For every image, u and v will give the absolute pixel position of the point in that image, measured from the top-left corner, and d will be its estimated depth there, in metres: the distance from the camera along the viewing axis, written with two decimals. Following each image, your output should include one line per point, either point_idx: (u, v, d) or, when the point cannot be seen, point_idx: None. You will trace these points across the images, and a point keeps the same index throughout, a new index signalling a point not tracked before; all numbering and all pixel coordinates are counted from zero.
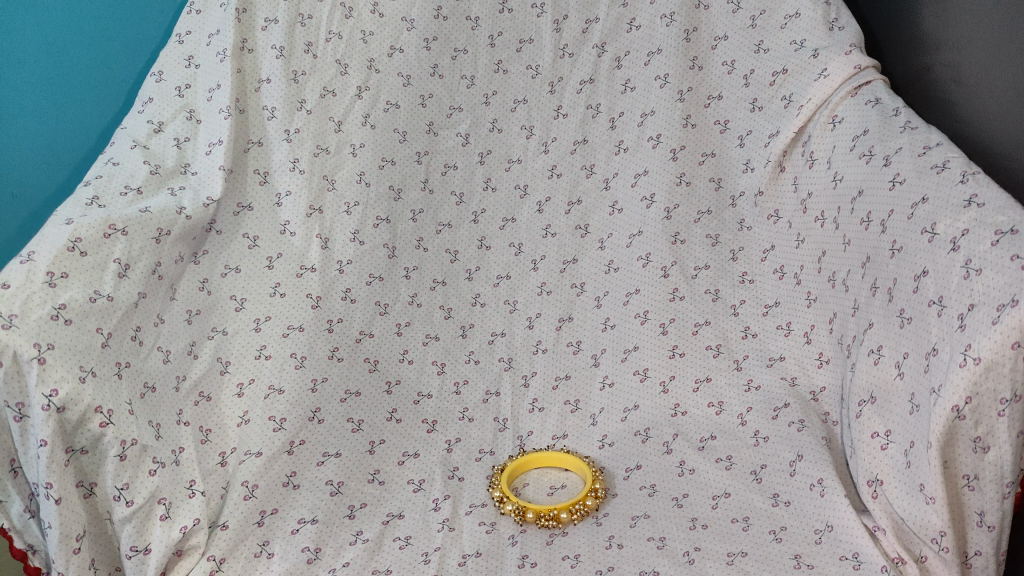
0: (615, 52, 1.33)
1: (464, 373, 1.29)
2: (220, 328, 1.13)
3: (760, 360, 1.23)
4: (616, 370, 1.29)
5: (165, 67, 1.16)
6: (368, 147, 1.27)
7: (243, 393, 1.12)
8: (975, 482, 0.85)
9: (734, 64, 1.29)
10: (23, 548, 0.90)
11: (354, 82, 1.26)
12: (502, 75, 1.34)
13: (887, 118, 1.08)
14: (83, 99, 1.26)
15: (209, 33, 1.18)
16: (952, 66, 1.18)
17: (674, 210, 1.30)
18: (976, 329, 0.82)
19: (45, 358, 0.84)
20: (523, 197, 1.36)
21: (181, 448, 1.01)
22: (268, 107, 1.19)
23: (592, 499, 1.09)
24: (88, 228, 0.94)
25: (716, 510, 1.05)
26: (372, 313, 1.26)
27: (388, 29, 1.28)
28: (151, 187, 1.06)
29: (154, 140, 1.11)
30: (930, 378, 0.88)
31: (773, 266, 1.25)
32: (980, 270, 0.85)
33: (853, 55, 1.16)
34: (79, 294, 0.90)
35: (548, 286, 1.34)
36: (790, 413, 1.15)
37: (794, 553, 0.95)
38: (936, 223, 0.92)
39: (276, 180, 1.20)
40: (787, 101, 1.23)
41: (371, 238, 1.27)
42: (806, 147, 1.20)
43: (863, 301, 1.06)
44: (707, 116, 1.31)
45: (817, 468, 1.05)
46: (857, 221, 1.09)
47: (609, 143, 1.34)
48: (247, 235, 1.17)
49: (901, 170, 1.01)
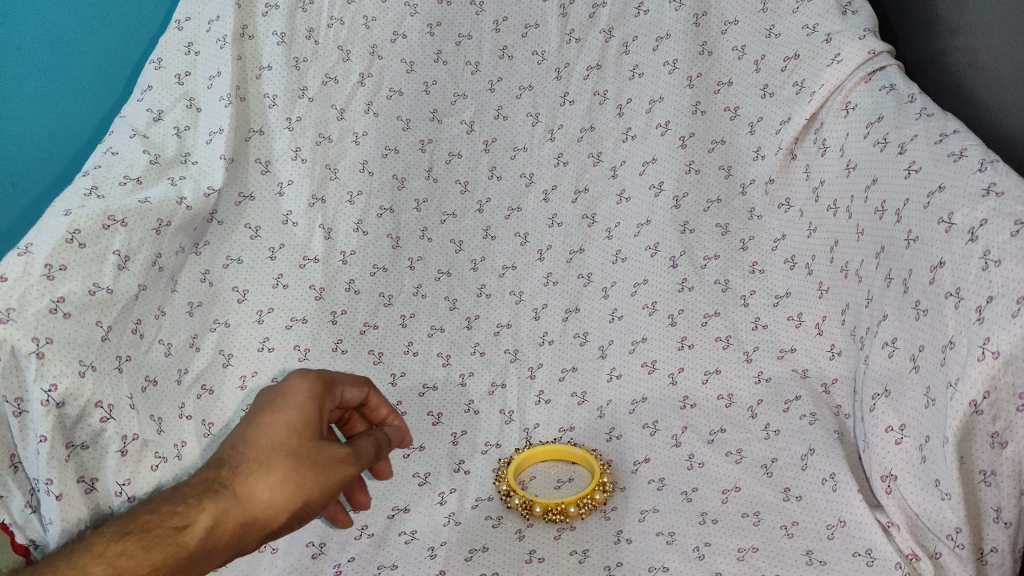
0: (622, 38, 1.29)
1: (469, 364, 1.27)
2: (222, 320, 1.12)
3: (770, 351, 1.21)
4: (624, 362, 1.27)
5: (164, 54, 1.12)
6: (371, 135, 1.25)
7: (245, 387, 1.12)
8: (992, 477, 0.83)
9: (744, 49, 1.25)
10: (23, 544, 0.86)
11: (357, 68, 1.24)
12: (507, 61, 1.31)
13: (901, 104, 1.04)
14: (83, 84, 1.24)
15: (209, 19, 1.14)
16: (967, 50, 1.15)
17: (683, 199, 1.28)
18: (994, 322, 0.80)
19: (43, 353, 0.83)
20: (528, 186, 1.34)
21: (183, 443, 1.01)
22: (269, 94, 1.17)
23: (600, 493, 1.07)
24: (86, 219, 0.92)
25: (726, 505, 1.03)
26: (375, 304, 1.24)
27: (391, 14, 1.25)
28: (151, 176, 1.04)
29: (154, 128, 1.09)
30: (946, 371, 0.86)
31: (783, 256, 1.22)
32: (999, 261, 0.82)
33: (866, 40, 1.12)
34: (78, 287, 0.89)
35: (555, 276, 1.32)
36: (801, 406, 1.13)
37: (806, 549, 0.94)
38: (952, 213, 0.90)
39: (277, 169, 1.19)
40: (798, 87, 1.19)
41: (374, 228, 1.25)
42: (818, 134, 1.16)
43: (877, 292, 1.03)
44: (717, 102, 1.28)
45: (829, 463, 1.03)
46: (870, 211, 1.05)
47: (616, 131, 1.32)
48: (249, 226, 1.16)
49: (917, 158, 0.98)
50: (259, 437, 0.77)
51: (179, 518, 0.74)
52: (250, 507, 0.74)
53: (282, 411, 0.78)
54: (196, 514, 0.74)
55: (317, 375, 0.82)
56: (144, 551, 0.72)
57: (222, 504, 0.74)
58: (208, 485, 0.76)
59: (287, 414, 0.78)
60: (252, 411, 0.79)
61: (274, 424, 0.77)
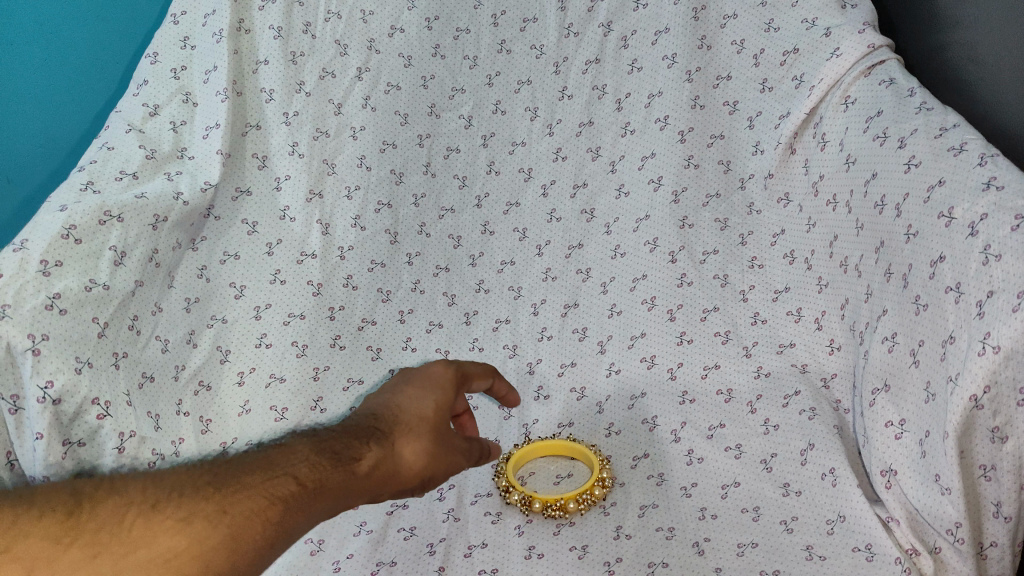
0: (621, 31, 1.28)
1: (467, 360, 1.27)
2: (219, 316, 1.12)
3: (769, 346, 1.21)
4: (623, 358, 1.27)
5: (160, 49, 1.11)
6: (369, 130, 1.25)
7: (243, 382, 1.11)
8: (992, 472, 0.83)
9: (744, 43, 1.24)
10: None
11: (354, 62, 1.23)
12: (505, 55, 1.30)
13: (901, 99, 1.04)
14: (78, 79, 1.23)
15: (205, 13, 1.13)
16: (968, 44, 1.14)
17: (682, 193, 1.28)
18: (995, 317, 0.79)
19: (39, 350, 0.84)
20: (527, 181, 1.33)
21: (181, 439, 1.02)
22: (266, 89, 1.17)
23: (599, 488, 1.07)
24: (82, 215, 0.92)
25: (725, 500, 1.04)
26: (374, 299, 1.24)
27: (388, 8, 1.24)
28: (147, 171, 1.03)
29: (149, 123, 1.08)
30: (947, 366, 0.85)
31: (782, 251, 1.22)
32: (999, 255, 0.82)
33: (866, 34, 1.11)
34: (74, 283, 0.89)
35: (553, 272, 1.32)
36: (800, 401, 1.13)
37: (805, 544, 0.94)
38: (953, 208, 0.90)
39: (275, 164, 1.18)
40: (798, 82, 1.18)
41: (372, 223, 1.24)
42: (817, 129, 1.15)
43: (877, 286, 1.03)
44: (716, 97, 1.27)
45: (829, 458, 1.03)
46: (870, 205, 1.05)
47: (614, 126, 1.31)
48: (246, 221, 1.16)
49: (917, 153, 0.97)
50: (409, 406, 0.78)
51: (346, 449, 0.72)
52: (400, 464, 0.73)
53: (431, 391, 0.79)
54: (363, 450, 0.72)
55: (458, 367, 0.83)
56: (319, 468, 0.69)
57: (382, 451, 0.73)
58: (366, 430, 0.74)
59: (435, 393, 0.79)
60: (396, 383, 0.81)
61: (424, 399, 0.79)
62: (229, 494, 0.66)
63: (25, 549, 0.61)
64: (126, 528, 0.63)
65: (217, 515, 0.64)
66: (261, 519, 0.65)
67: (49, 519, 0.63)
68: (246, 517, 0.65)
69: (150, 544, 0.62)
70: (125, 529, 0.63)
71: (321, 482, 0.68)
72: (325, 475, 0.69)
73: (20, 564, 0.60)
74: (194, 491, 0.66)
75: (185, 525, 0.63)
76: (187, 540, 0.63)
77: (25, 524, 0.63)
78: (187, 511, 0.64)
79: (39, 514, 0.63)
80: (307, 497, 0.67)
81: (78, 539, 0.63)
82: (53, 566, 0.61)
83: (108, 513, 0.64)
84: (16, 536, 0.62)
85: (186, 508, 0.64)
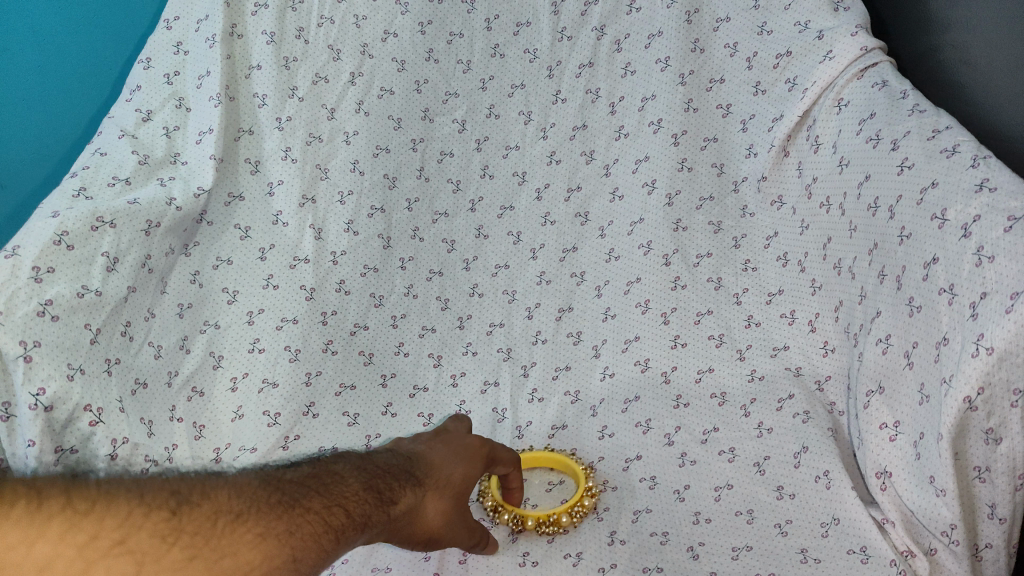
0: (614, 35, 1.29)
1: (461, 365, 1.26)
2: (212, 321, 1.13)
3: (763, 350, 1.20)
4: (616, 361, 1.26)
5: (153, 54, 1.13)
6: (362, 135, 1.25)
7: (236, 388, 1.11)
8: (986, 474, 0.83)
9: (736, 46, 1.24)
10: None
11: (346, 67, 1.23)
12: (499, 59, 1.31)
13: (894, 101, 1.03)
14: (73, 85, 1.23)
15: (198, 18, 1.15)
16: (960, 46, 1.14)
17: (675, 197, 1.27)
18: (988, 318, 0.79)
19: (31, 357, 0.84)
20: (522, 184, 1.33)
21: (174, 445, 1.02)
22: (259, 95, 1.18)
23: (588, 498, 1.06)
24: (75, 221, 0.93)
25: (718, 503, 1.03)
26: (366, 304, 1.24)
27: (381, 13, 1.25)
28: (140, 178, 1.04)
29: (143, 128, 1.09)
30: (941, 368, 0.85)
31: (775, 254, 1.21)
32: (992, 257, 0.82)
33: (859, 36, 1.10)
34: (66, 289, 0.90)
35: (548, 275, 1.32)
36: (795, 404, 1.12)
37: (799, 547, 0.94)
38: (946, 209, 0.90)
39: (267, 169, 1.19)
40: (790, 84, 1.18)
41: (365, 228, 1.24)
42: (810, 132, 1.15)
43: (871, 288, 1.03)
44: (709, 100, 1.27)
45: (823, 461, 1.03)
46: (863, 207, 1.05)
47: (608, 129, 1.31)
48: (239, 226, 1.17)
49: (910, 155, 0.97)
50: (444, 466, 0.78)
51: (388, 490, 0.72)
52: (420, 518, 0.74)
53: (463, 458, 0.80)
54: (400, 493, 0.72)
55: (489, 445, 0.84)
56: (366, 503, 0.69)
57: (413, 500, 0.73)
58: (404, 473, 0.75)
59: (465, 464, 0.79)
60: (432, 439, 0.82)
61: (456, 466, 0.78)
62: (296, 515, 0.64)
63: (136, 544, 0.57)
64: (218, 535, 0.60)
65: (285, 535, 0.62)
66: (316, 547, 0.63)
67: (155, 516, 0.59)
68: (305, 541, 0.63)
69: (235, 554, 0.60)
70: (218, 535, 0.60)
71: (367, 519, 0.68)
72: (369, 511, 0.68)
73: (131, 560, 0.56)
74: (270, 506, 0.64)
75: (263, 540, 0.61)
76: (262, 555, 0.61)
77: (133, 518, 0.58)
78: (265, 527, 0.62)
79: (147, 510, 0.59)
80: (354, 531, 0.67)
81: (179, 540, 0.59)
82: (159, 568, 0.57)
83: (202, 517, 0.61)
84: (130, 529, 0.57)
85: (264, 523, 0.62)
